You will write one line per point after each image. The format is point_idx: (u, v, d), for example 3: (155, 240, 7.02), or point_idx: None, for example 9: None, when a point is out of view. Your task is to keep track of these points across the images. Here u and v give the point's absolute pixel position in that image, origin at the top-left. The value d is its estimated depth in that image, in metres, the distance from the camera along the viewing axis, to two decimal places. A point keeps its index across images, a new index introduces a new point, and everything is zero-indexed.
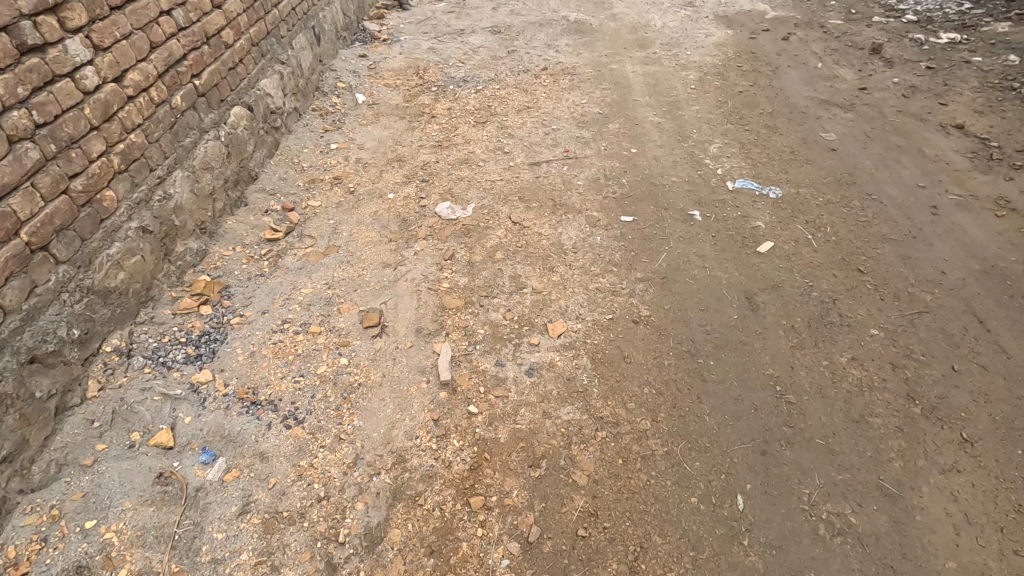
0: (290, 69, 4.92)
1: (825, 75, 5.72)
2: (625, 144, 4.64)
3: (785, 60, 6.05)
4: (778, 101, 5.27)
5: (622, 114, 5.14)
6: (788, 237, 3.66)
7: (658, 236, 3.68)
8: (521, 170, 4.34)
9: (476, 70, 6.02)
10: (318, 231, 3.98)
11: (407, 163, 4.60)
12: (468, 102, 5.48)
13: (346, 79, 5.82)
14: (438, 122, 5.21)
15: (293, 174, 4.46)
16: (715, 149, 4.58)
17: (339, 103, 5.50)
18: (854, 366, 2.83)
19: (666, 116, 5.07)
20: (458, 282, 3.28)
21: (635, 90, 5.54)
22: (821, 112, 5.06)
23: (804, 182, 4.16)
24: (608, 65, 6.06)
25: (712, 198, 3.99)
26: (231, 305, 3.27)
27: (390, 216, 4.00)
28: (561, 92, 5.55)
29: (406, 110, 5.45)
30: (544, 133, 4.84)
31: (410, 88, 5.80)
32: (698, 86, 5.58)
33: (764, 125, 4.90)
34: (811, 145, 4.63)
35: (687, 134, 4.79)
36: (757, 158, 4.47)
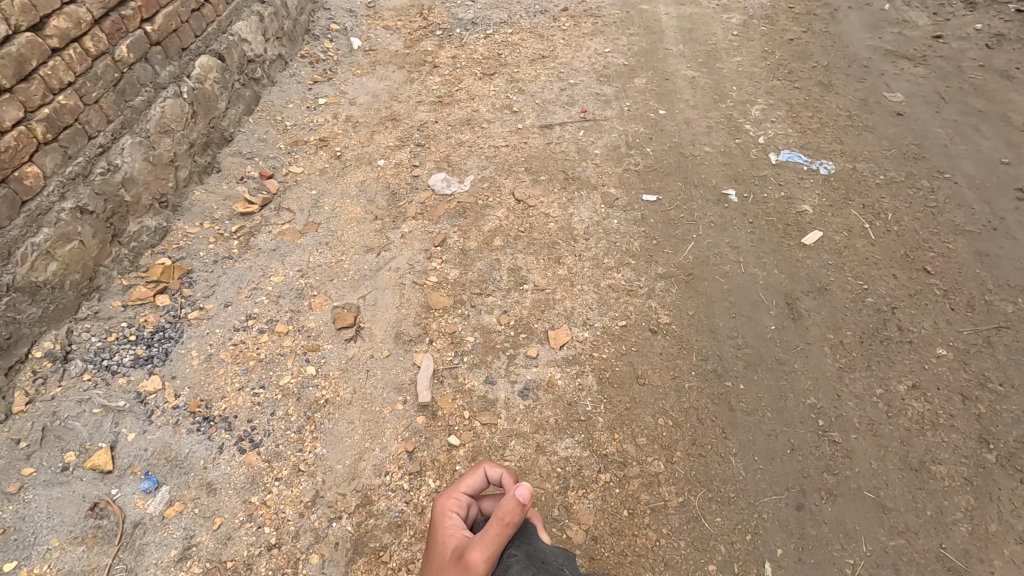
0: (272, 10, 4.32)
1: (893, 19, 4.88)
2: (652, 104, 4.02)
3: (846, 0, 5.19)
4: (835, 52, 4.52)
5: (651, 66, 4.46)
6: (841, 225, 3.10)
7: (685, 221, 3.14)
8: (530, 134, 3.77)
9: (487, 10, 5.31)
10: (298, 204, 3.52)
11: (401, 123, 4.06)
12: (475, 49, 4.83)
13: (341, 21, 5.18)
14: (440, 73, 4.59)
15: (274, 135, 3.96)
16: (758, 112, 3.93)
17: (331, 48, 4.90)
18: (916, 397, 2.35)
19: (702, 69, 4.39)
20: (448, 275, 2.83)
21: (667, 36, 4.81)
22: (886, 66, 4.31)
23: (863, 156, 3.53)
24: (638, 5, 5.28)
25: (751, 174, 3.40)
26: (191, 295, 2.88)
27: (378, 188, 3.52)
28: (582, 38, 4.85)
29: (405, 58, 4.83)
30: (559, 89, 4.22)
31: (412, 31, 5.15)
32: (741, 32, 4.82)
33: (817, 81, 4.20)
34: (873, 107, 3.94)
35: (725, 92, 4.13)
36: (807, 123, 3.82)
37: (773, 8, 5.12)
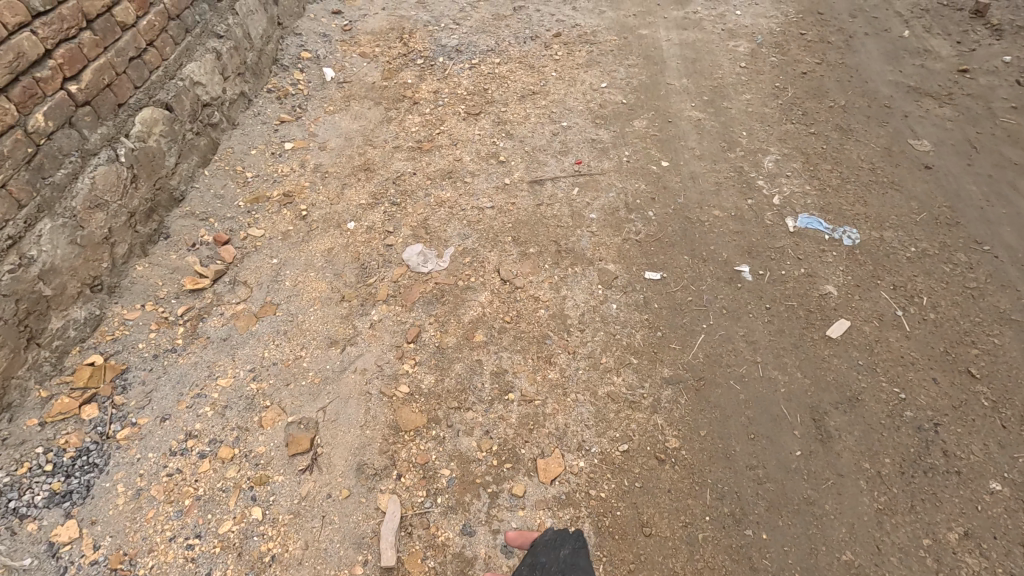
0: (232, 44, 3.88)
1: (914, 48, 4.48)
2: (654, 153, 3.63)
3: (861, 24, 4.79)
4: (852, 88, 4.13)
5: (652, 104, 4.07)
6: (870, 312, 2.73)
7: (694, 306, 2.77)
8: (518, 191, 3.38)
9: (473, 35, 4.88)
10: (256, 277, 3.11)
11: (375, 174, 3.65)
12: (458, 83, 4.41)
13: (312, 48, 4.74)
14: (420, 111, 4.18)
15: (233, 189, 3.54)
16: (772, 163, 3.54)
17: (301, 80, 4.46)
18: (969, 551, 2.00)
19: (708, 109, 4.00)
20: (422, 383, 2.45)
21: (669, 68, 4.41)
22: (910, 106, 3.93)
23: (890, 221, 3.15)
24: (636, 30, 4.87)
25: (766, 245, 3.03)
26: (124, 403, 2.48)
27: (347, 259, 3.12)
28: (575, 69, 4.44)
29: (382, 92, 4.40)
30: (550, 134, 3.83)
31: (390, 60, 4.72)
32: (750, 62, 4.42)
33: (834, 126, 3.81)
34: (898, 157, 3.55)
35: (734, 139, 3.74)
36: (827, 177, 3.43)
37: (783, 33, 4.72)
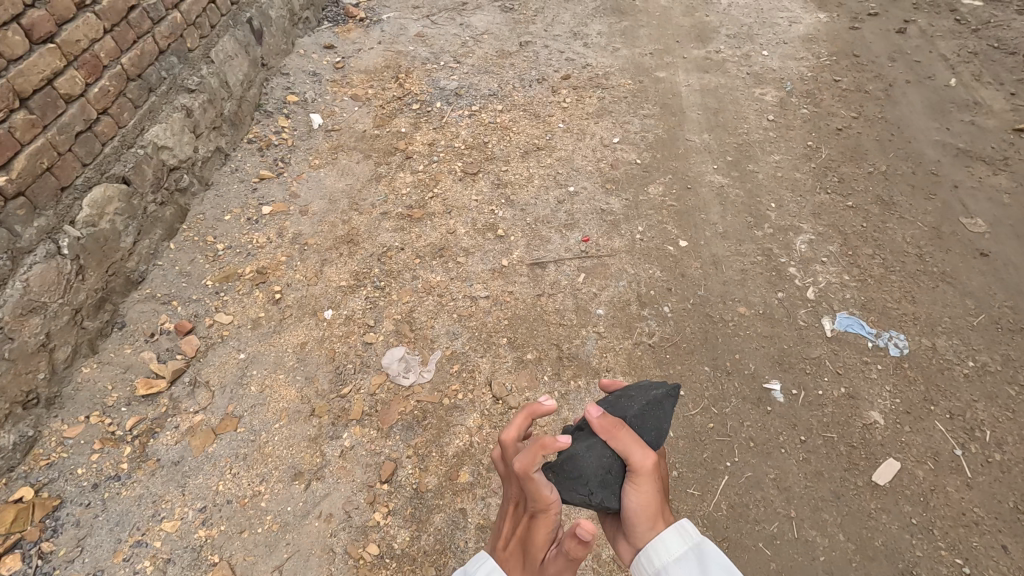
0: (206, 97, 3.54)
1: (961, 101, 4.06)
2: (670, 229, 3.24)
3: (901, 69, 4.36)
4: (893, 149, 3.71)
5: (669, 165, 3.67)
6: (925, 449, 2.33)
7: (716, 435, 2.38)
8: (516, 277, 3.00)
9: (474, 76, 4.50)
10: (219, 376, 2.76)
11: (359, 247, 3.28)
12: (456, 133, 4.02)
13: (300, 90, 4.38)
14: (413, 167, 3.80)
15: (201, 264, 3.20)
16: (805, 245, 3.14)
17: (286, 129, 4.11)
18: None
19: (731, 173, 3.60)
20: (394, 541, 2.13)
21: (689, 120, 4.01)
22: (959, 174, 3.51)
23: (943, 325, 2.74)
24: (652, 72, 4.47)
25: (799, 354, 2.64)
26: (53, 553, 2.15)
27: (321, 359, 2.75)
28: (585, 119, 4.04)
29: (373, 142, 4.03)
30: (554, 202, 3.44)
31: (384, 103, 4.34)
32: (778, 114, 4.02)
33: (874, 197, 3.40)
34: (949, 240, 3.14)
35: (762, 212, 3.33)
36: (867, 265, 3.02)
37: (814, 79, 4.31)
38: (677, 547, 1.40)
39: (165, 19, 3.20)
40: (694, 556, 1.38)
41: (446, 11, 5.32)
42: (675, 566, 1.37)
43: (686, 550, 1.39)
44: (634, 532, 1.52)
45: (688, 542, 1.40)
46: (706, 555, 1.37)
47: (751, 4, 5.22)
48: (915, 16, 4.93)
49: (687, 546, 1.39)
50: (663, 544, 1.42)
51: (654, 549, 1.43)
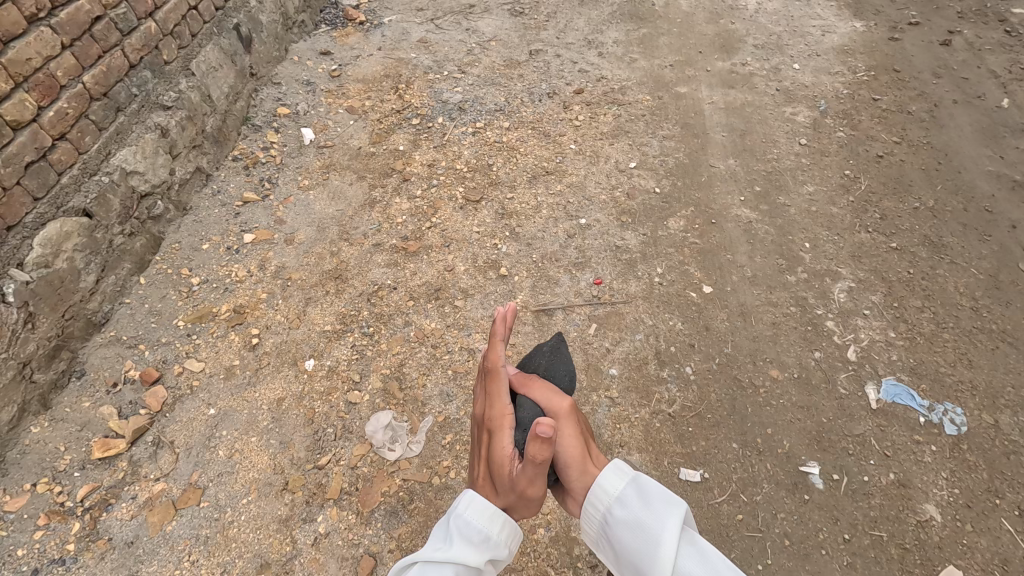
0: (184, 114, 3.23)
1: (1016, 124, 3.68)
2: (693, 271, 2.91)
3: (947, 86, 3.98)
4: (941, 180, 3.35)
5: (691, 195, 3.33)
6: (991, 555, 2.00)
7: (745, 530, 2.07)
8: (519, 326, 2.69)
9: (480, 88, 4.16)
10: (186, 435, 2.47)
11: (347, 285, 2.98)
12: (458, 153, 3.69)
13: (291, 101, 4.07)
14: (410, 191, 3.48)
15: (174, 302, 2.90)
16: (844, 294, 2.80)
17: (274, 144, 3.79)
18: None
19: (759, 206, 3.26)
20: None
21: (713, 143, 3.66)
22: (1017, 212, 3.15)
23: (1006, 397, 2.41)
24: (672, 87, 4.12)
25: (841, 430, 2.31)
26: None
27: (299, 421, 2.46)
28: (599, 140, 3.70)
29: (369, 161, 3.72)
30: (564, 237, 3.12)
31: (381, 117, 4.02)
32: (811, 137, 3.66)
33: (921, 238, 3.04)
34: (1009, 292, 2.79)
35: (795, 253, 2.99)
36: (916, 320, 2.68)
37: (852, 97, 3.94)
38: (614, 487, 1.20)
39: (137, 30, 2.89)
40: (635, 490, 1.17)
41: (452, 15, 4.98)
42: (617, 506, 1.17)
43: (625, 486, 1.18)
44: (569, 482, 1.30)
45: (625, 476, 1.20)
46: (647, 488, 1.18)
47: (780, 10, 4.83)
48: (961, 26, 4.53)
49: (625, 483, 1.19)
50: (600, 485, 1.22)
51: (596, 496, 1.20)
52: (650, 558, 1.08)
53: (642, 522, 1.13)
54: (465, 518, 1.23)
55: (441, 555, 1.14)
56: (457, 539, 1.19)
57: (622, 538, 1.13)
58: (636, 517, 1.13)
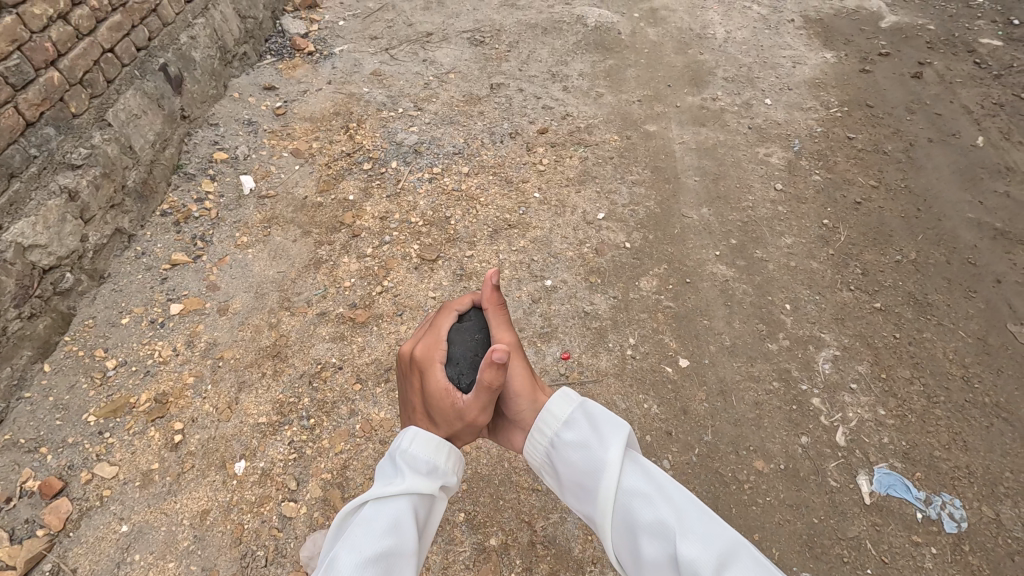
0: (99, 172, 2.89)
1: (992, 165, 3.57)
2: (668, 342, 2.69)
3: (922, 123, 3.86)
4: (922, 229, 3.20)
5: (663, 250, 3.11)
6: None
7: None
8: None
9: (437, 127, 3.88)
10: (91, 561, 2.11)
11: (287, 365, 2.66)
12: (413, 203, 3.40)
13: (230, 144, 3.71)
14: (360, 249, 3.18)
15: (85, 392, 2.54)
16: (828, 365, 2.61)
17: (210, 195, 3.44)
18: None
19: (736, 261, 3.06)
20: None
21: (686, 189, 3.45)
22: (999, 264, 3.02)
23: (1004, 485, 2.23)
24: (641, 125, 3.90)
25: (833, 532, 2.11)
26: None
27: (226, 540, 2.14)
28: (565, 187, 3.45)
29: (315, 213, 3.40)
30: (528, 302, 2.85)
31: (330, 161, 3.71)
32: (787, 181, 3.48)
33: (906, 296, 2.88)
34: (999, 357, 2.63)
35: (775, 316, 2.79)
36: (905, 394, 2.50)
37: (826, 135, 3.78)
38: (563, 413, 1.39)
39: (35, 83, 2.57)
40: (584, 416, 1.37)
41: (408, 44, 4.68)
42: (566, 431, 1.36)
43: (573, 411, 1.38)
44: (514, 409, 1.50)
45: (574, 404, 1.39)
46: (592, 411, 1.38)
47: (750, 39, 4.66)
48: (932, 57, 4.42)
49: (573, 407, 1.39)
50: (550, 414, 1.40)
51: (545, 420, 1.40)
52: (595, 476, 1.28)
53: (588, 444, 1.32)
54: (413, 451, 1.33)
55: (393, 489, 1.21)
56: (407, 471, 1.27)
57: (570, 458, 1.33)
58: (585, 441, 1.32)
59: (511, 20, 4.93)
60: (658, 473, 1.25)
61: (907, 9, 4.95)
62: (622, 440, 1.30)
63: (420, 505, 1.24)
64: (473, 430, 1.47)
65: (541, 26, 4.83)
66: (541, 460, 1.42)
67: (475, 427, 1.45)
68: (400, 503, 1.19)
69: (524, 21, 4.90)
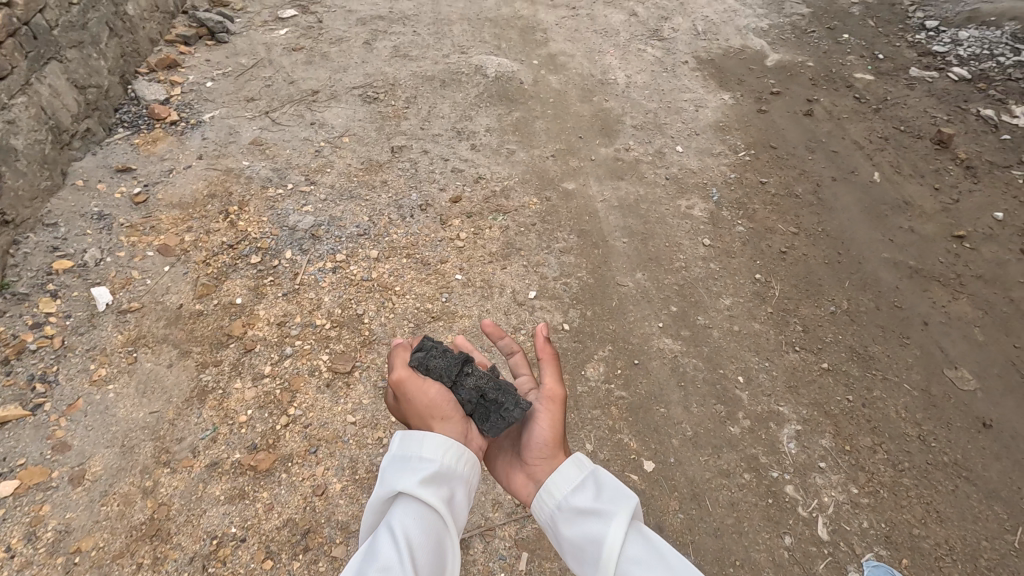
0: None
1: (892, 201, 3.70)
2: (627, 442, 2.44)
3: (823, 162, 3.96)
4: (847, 275, 3.21)
5: (603, 327, 2.86)
6: None
7: None
8: None
9: (334, 204, 3.41)
10: None
11: (173, 547, 2.10)
12: (316, 301, 2.91)
13: (75, 248, 3.04)
14: (255, 369, 2.64)
15: None
16: (794, 444, 2.46)
17: (51, 317, 2.75)
18: None
19: (680, 332, 2.87)
20: None
21: (616, 253, 3.25)
22: (923, 305, 3.07)
23: (984, 557, 2.18)
24: (558, 184, 3.68)
25: None
26: None
27: None
28: (488, 264, 3.13)
29: (194, 325, 2.81)
30: None
31: (208, 255, 3.12)
32: (713, 234, 3.39)
33: (849, 351, 2.82)
34: (946, 408, 2.62)
35: (731, 394, 2.62)
36: (873, 466, 2.40)
37: (740, 181, 3.76)
38: (575, 477, 1.48)
39: None
40: (593, 483, 1.46)
41: (291, 105, 4.18)
42: (575, 494, 1.45)
43: (585, 477, 1.47)
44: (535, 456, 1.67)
45: (586, 470, 1.48)
46: (602, 480, 1.46)
47: (651, 83, 4.64)
48: (817, 93, 4.62)
49: (584, 474, 1.48)
50: (562, 480, 1.49)
51: (556, 480, 1.50)
52: (596, 542, 1.32)
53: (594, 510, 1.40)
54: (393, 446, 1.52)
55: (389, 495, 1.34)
56: (404, 478, 1.38)
57: (576, 521, 1.40)
58: (592, 508, 1.39)
59: (404, 72, 4.56)
60: (661, 545, 1.27)
61: (786, 46, 5.19)
62: (627, 512, 1.34)
63: (418, 508, 1.32)
64: (419, 396, 1.69)
65: (438, 78, 4.50)
66: (545, 521, 1.48)
67: (413, 389, 1.70)
68: (395, 516, 1.30)
69: (419, 73, 4.55)
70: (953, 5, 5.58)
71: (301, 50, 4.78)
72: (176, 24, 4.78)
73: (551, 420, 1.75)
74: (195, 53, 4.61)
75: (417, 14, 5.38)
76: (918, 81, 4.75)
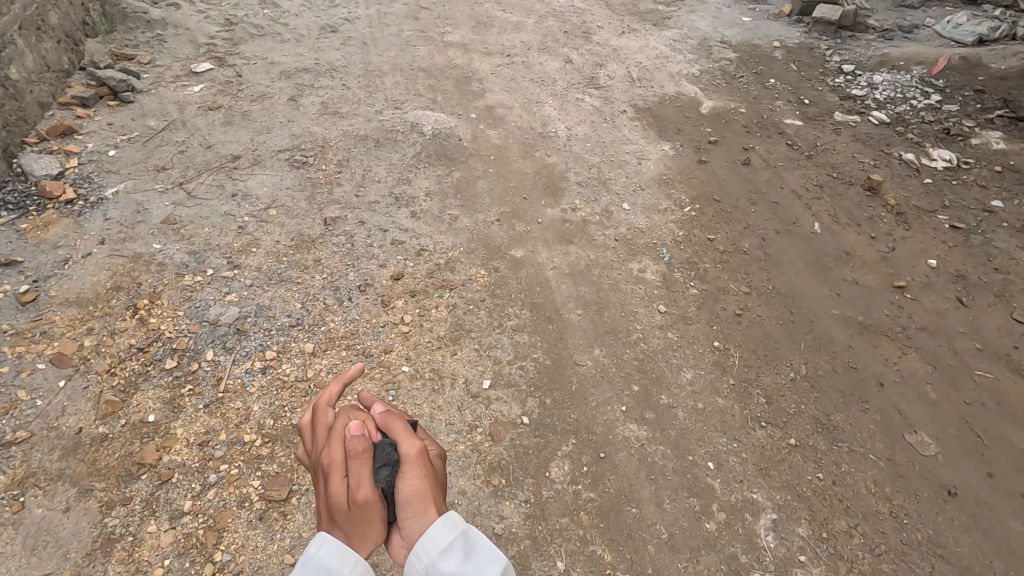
0: None
1: (834, 252, 3.76)
2: (600, 554, 2.25)
3: (765, 213, 4.00)
4: (801, 336, 3.18)
5: (566, 416, 2.68)
6: None
7: None
8: None
9: (262, 290, 3.09)
10: None
11: None
12: (244, 412, 2.58)
13: None
14: (172, 505, 2.28)
15: None
16: (771, 536, 2.34)
17: None
18: None
19: (645, 415, 2.72)
20: None
21: (571, 327, 3.09)
22: (876, 364, 3.08)
23: None
24: (506, 251, 3.51)
25: None
26: None
27: None
28: (437, 351, 2.89)
29: (96, 453, 2.42)
30: None
31: (113, 362, 2.73)
32: (667, 299, 3.30)
33: (812, 422, 2.76)
34: (912, 476, 2.59)
35: (703, 483, 2.48)
36: (851, 554, 2.32)
37: (688, 238, 3.72)
38: (445, 538, 1.30)
39: None
40: (463, 545, 1.30)
41: (209, 173, 3.82)
42: (442, 558, 1.27)
43: (456, 539, 1.30)
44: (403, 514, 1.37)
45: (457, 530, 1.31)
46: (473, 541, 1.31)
47: (591, 135, 4.58)
48: (752, 141, 4.71)
49: (454, 535, 1.30)
50: (428, 538, 1.30)
51: (422, 543, 1.30)
52: None
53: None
54: (317, 559, 1.26)
55: None
56: None
57: None
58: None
59: (335, 131, 4.30)
60: None
61: (718, 93, 5.30)
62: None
63: None
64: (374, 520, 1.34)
65: (371, 138, 4.27)
66: None
67: (370, 519, 1.31)
68: None
69: (350, 132, 4.30)
70: (865, 49, 5.91)
71: (219, 109, 4.42)
72: (71, 84, 4.38)
73: (414, 476, 1.40)
74: (94, 115, 4.19)
75: (346, 65, 5.14)
76: (843, 125, 4.95)
